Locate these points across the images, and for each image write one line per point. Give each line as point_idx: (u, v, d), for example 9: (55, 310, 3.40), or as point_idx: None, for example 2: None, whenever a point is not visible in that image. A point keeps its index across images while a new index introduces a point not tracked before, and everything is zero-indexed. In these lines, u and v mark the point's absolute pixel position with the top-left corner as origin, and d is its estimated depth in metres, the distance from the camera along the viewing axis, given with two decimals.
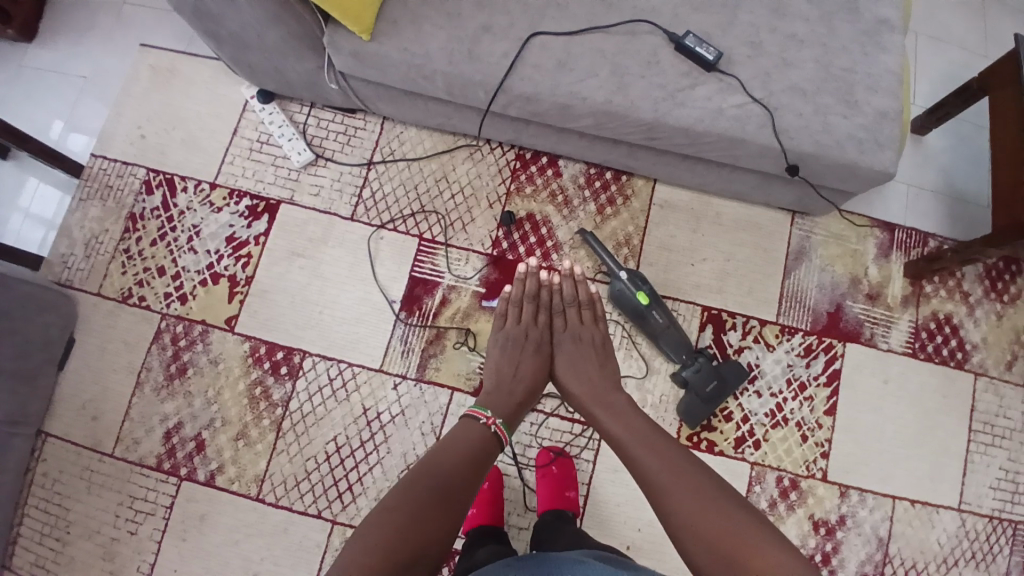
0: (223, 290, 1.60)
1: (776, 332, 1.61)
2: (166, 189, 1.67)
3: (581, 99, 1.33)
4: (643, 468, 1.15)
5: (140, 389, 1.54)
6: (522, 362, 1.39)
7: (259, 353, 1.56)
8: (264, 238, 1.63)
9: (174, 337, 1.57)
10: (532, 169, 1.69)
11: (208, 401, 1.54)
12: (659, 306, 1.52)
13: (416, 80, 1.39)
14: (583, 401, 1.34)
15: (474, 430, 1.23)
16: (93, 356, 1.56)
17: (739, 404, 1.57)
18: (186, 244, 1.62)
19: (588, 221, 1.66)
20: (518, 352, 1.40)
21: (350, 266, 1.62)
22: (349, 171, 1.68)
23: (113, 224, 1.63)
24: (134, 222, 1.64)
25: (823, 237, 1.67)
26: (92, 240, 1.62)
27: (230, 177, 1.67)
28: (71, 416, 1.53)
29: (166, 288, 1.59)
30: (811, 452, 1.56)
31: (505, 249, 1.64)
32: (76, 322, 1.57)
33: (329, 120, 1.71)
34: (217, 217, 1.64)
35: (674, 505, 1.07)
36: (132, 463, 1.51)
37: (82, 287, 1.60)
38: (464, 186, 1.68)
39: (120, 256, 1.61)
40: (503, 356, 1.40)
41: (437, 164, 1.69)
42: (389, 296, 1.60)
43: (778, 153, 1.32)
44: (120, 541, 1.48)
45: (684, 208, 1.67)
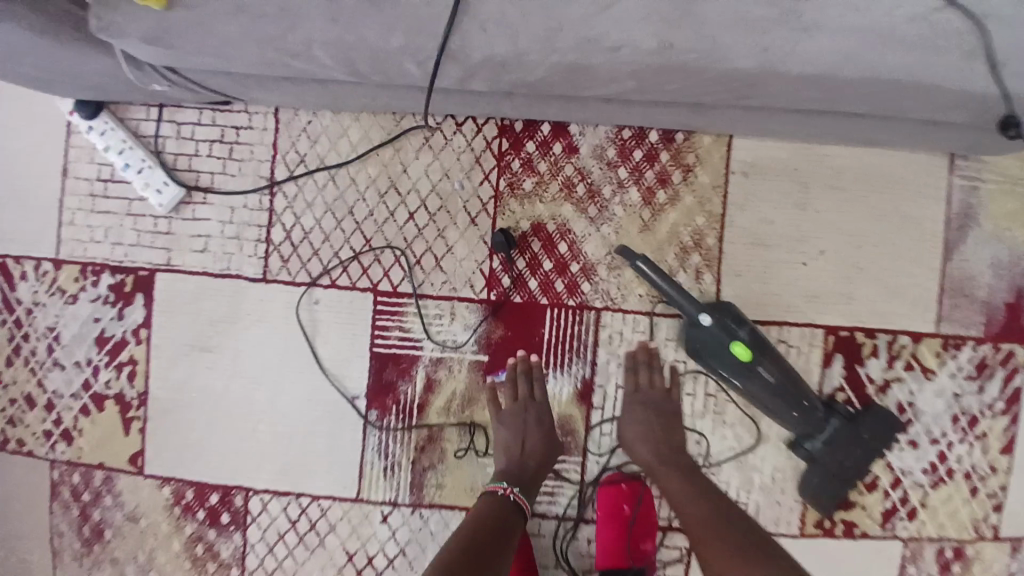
0: (115, 416, 1.09)
1: (937, 350, 1.07)
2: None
3: (608, 48, 0.67)
4: (709, 546, 0.82)
5: (59, 559, 1.13)
6: (531, 441, 0.99)
7: (186, 501, 1.09)
8: (147, 331, 1.07)
9: (76, 490, 1.11)
10: (527, 150, 1.04)
11: (142, 567, 1.12)
12: (766, 359, 0.95)
13: (287, 62, 0.73)
14: (651, 463, 0.96)
15: (495, 511, 0.90)
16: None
17: (887, 465, 1.07)
18: (49, 357, 1.10)
19: (631, 221, 1.03)
20: (526, 428, 0.99)
21: (278, 353, 1.06)
22: (244, 203, 1.06)
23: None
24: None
25: (997, 184, 1.05)
26: None
27: (75, 246, 1.09)
28: None
29: (44, 425, 1.11)
30: (981, 509, 1.07)
31: (507, 290, 1.05)
32: None
33: (194, 124, 1.07)
34: (77, 310, 1.09)
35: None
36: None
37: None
38: (425, 195, 1.06)
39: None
40: (506, 432, 0.99)
41: (376, 167, 1.06)
42: (349, 391, 1.06)
43: (995, 96, 0.68)
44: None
45: (780, 172, 1.05)
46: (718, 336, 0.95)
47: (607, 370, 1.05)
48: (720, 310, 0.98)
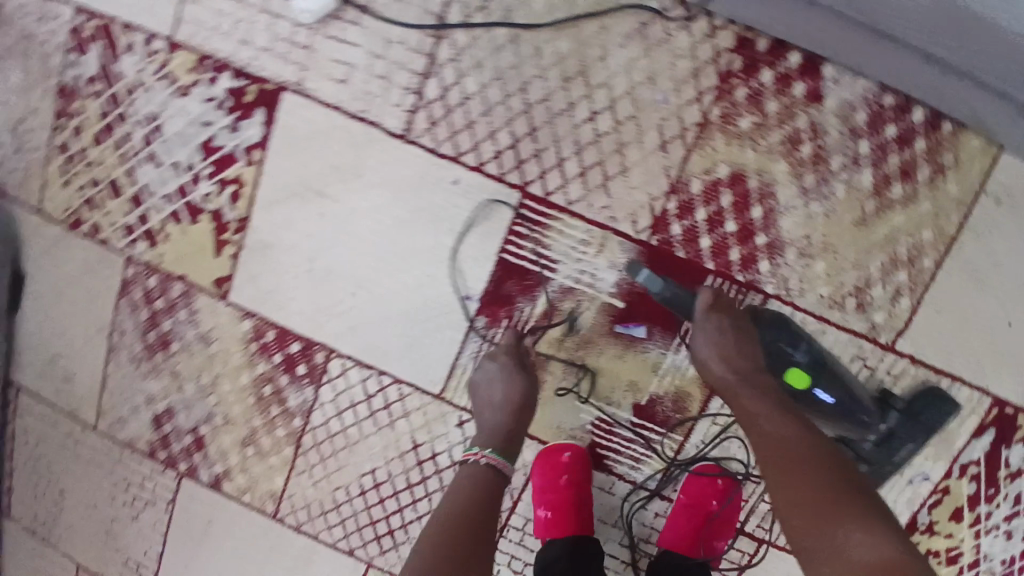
0: (206, 232, 0.99)
1: None
2: (99, 47, 0.97)
3: None
4: (790, 473, 0.68)
5: (115, 354, 1.08)
6: (508, 393, 0.88)
7: (264, 340, 1.03)
8: (261, 153, 0.94)
9: (146, 296, 1.04)
10: (761, 80, 0.84)
11: (202, 388, 1.06)
12: (824, 382, 0.82)
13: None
14: (722, 379, 0.78)
15: (475, 476, 0.82)
16: (51, 299, 1.10)
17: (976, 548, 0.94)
18: (144, 149, 0.98)
19: (849, 208, 0.86)
20: (496, 377, 0.90)
21: (399, 224, 0.95)
22: (404, 40, 0.89)
23: (41, 104, 1.01)
24: (65, 101, 1.00)
25: None
26: (18, 124, 1.03)
27: (193, 31, 0.93)
28: (41, 371, 1.14)
29: (126, 221, 1.01)
30: None
31: (672, 241, 0.90)
32: (20, 248, 1.08)
33: None
34: (184, 106, 0.95)
35: (842, 547, 0.61)
36: (122, 446, 1.13)
37: (18, 199, 1.06)
38: (616, 97, 0.88)
39: (56, 156, 1.02)
40: (479, 377, 0.91)
41: (570, 43, 0.87)
42: (463, 288, 0.96)
43: None
44: (119, 524, 1.19)
45: None
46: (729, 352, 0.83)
47: None
48: (764, 324, 0.84)
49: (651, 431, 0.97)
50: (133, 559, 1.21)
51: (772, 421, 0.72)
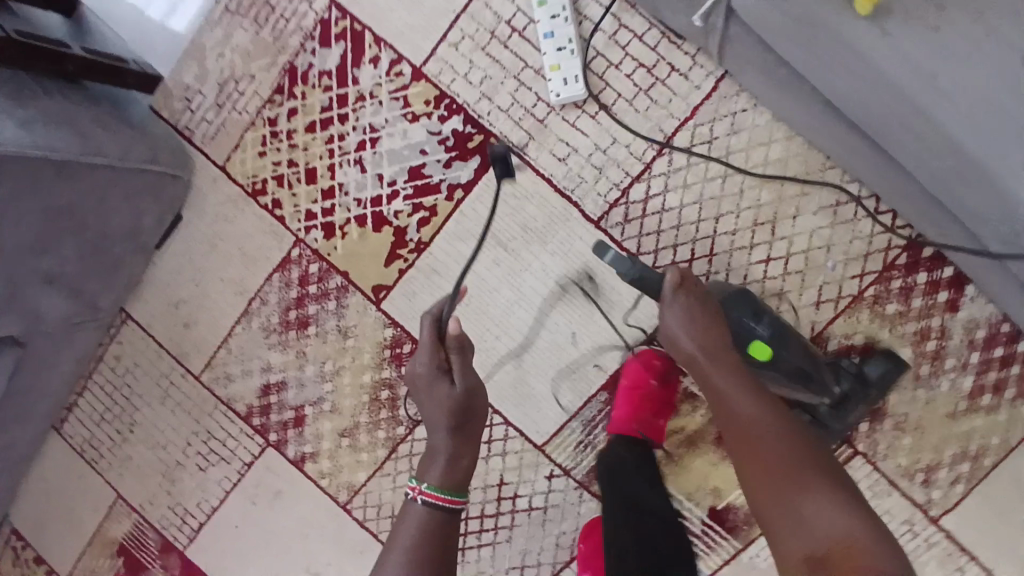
0: (385, 242, 1.07)
1: None
2: (344, 48, 1.03)
3: None
4: (756, 450, 0.75)
5: (248, 318, 1.14)
6: (472, 405, 0.84)
7: (399, 351, 1.10)
8: (461, 194, 1.03)
9: (302, 278, 1.10)
10: (916, 278, 0.97)
11: (321, 373, 1.13)
12: (790, 351, 0.88)
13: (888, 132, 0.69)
14: (687, 354, 0.81)
15: (422, 525, 0.79)
16: (201, 249, 1.13)
17: None
18: (354, 152, 1.05)
19: (946, 403, 1.01)
20: (436, 388, 0.84)
21: (563, 291, 1.04)
22: (628, 144, 0.98)
23: (264, 76, 1.07)
24: (291, 83, 1.06)
25: None
26: (232, 86, 1.08)
27: (441, 69, 1.00)
28: (160, 309, 1.17)
29: (310, 207, 1.08)
30: None
31: None
32: (187, 193, 1.12)
33: (635, 36, 0.95)
34: (407, 130, 1.03)
35: (800, 525, 0.69)
36: (220, 401, 1.18)
37: (206, 151, 1.11)
38: (794, 252, 0.98)
39: (263, 126, 1.08)
40: (425, 368, 0.84)
41: (771, 195, 0.97)
42: (597, 361, 1.05)
43: None
44: (182, 469, 1.22)
45: None
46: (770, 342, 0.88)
47: None
48: (730, 302, 0.89)
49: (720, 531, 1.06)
50: (183, 506, 1.24)
51: (737, 396, 0.78)
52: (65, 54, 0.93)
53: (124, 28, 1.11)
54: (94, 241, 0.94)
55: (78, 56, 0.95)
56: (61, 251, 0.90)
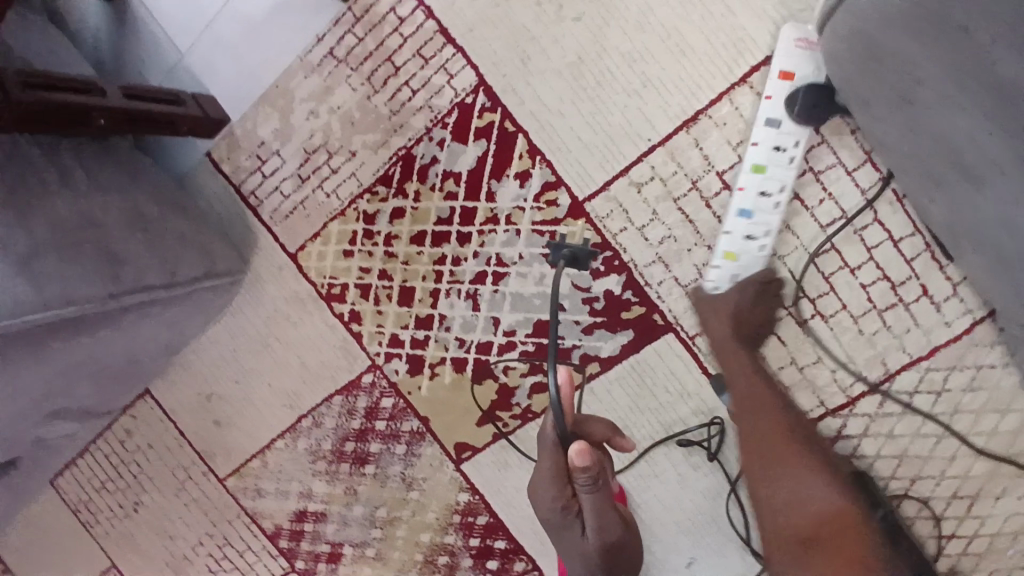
0: (482, 398, 0.84)
1: None
2: (485, 150, 0.76)
3: None
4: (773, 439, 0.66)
5: (295, 435, 0.93)
6: (618, 552, 0.64)
7: (471, 520, 0.89)
8: (596, 369, 0.80)
9: (369, 411, 0.89)
10: None
11: (371, 518, 0.93)
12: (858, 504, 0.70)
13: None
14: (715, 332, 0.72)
15: None
16: (250, 344, 0.91)
17: None
18: (468, 283, 0.81)
19: None
20: (576, 545, 0.64)
21: (694, 510, 0.82)
22: (835, 367, 0.74)
23: (370, 157, 0.80)
24: (404, 176, 0.79)
25: None
26: (318, 158, 0.81)
27: (610, 212, 0.75)
28: (191, 397, 0.95)
29: (397, 332, 0.85)
30: None
31: None
32: (243, 275, 0.87)
33: (889, 239, 0.70)
34: (546, 275, 0.78)
35: (802, 506, 0.63)
36: (245, 511, 0.98)
37: (275, 231, 0.85)
38: (980, 535, 0.72)
39: (355, 220, 0.83)
40: (557, 513, 0.63)
41: (985, 466, 0.71)
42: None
43: None
44: (187, 565, 1.01)
45: None
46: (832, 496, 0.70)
47: None
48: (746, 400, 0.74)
49: None
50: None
51: (753, 383, 0.69)
52: (96, 105, 0.64)
53: (181, 36, 0.80)
54: (109, 365, 0.71)
55: (116, 106, 0.66)
56: (78, 390, 0.70)
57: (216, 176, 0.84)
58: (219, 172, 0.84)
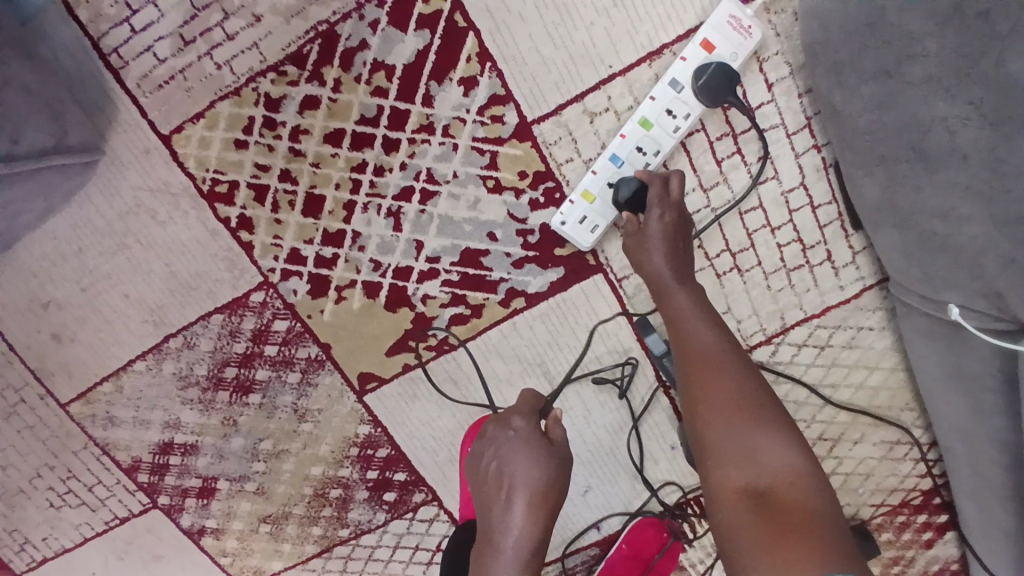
0: (394, 327, 0.77)
1: None
2: (427, 45, 0.68)
3: None
4: (713, 387, 0.64)
5: (160, 357, 0.79)
6: (548, 485, 0.70)
7: (370, 453, 0.84)
8: (521, 304, 0.76)
9: (257, 333, 0.77)
10: (917, 517, 0.88)
11: (253, 451, 0.84)
12: None
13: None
14: (657, 275, 0.68)
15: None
16: (103, 246, 0.74)
17: None
18: (390, 199, 0.72)
19: None
20: (525, 464, 0.70)
21: (595, 444, 0.84)
22: (740, 319, 0.79)
23: (278, 26, 0.67)
24: (323, 58, 0.68)
25: None
26: (214, 18, 0.67)
27: (559, 138, 0.70)
28: (19, 303, 0.76)
29: (298, 247, 0.74)
30: None
31: None
32: (102, 157, 0.70)
33: (809, 205, 0.74)
34: (480, 200, 0.72)
35: (748, 463, 0.60)
36: (94, 442, 0.83)
37: (142, 104, 0.69)
38: (839, 472, 0.87)
39: (253, 104, 0.69)
40: (516, 441, 0.71)
41: (849, 415, 0.84)
42: (600, 518, 0.87)
43: None
44: (13, 503, 0.85)
45: None
46: None
47: None
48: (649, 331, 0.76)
49: None
50: (21, 536, 0.86)
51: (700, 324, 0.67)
52: None
53: None
54: None
55: None
56: None
57: (69, 25, 0.66)
58: (73, 19, 0.66)
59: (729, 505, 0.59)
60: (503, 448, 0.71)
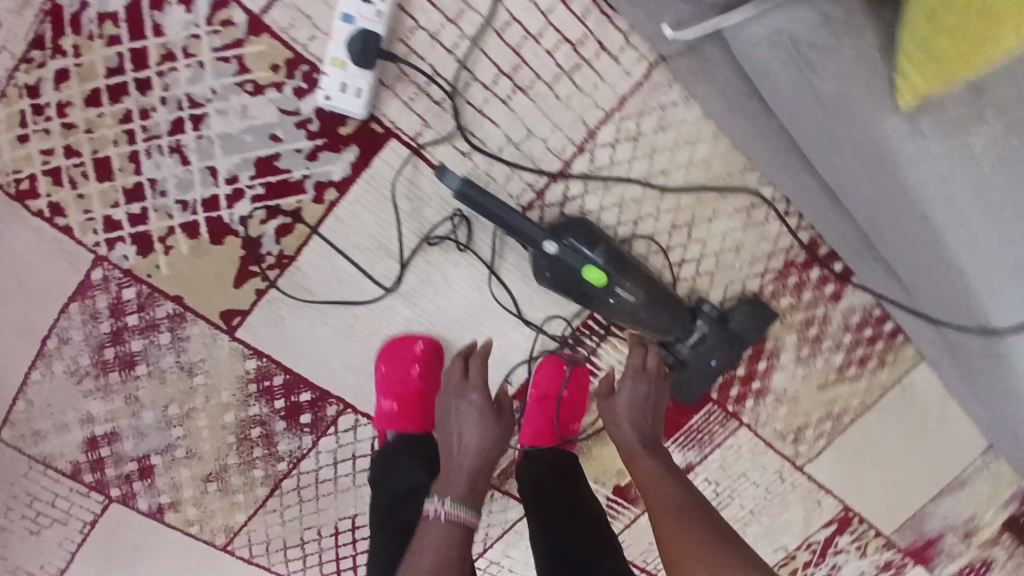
0: (229, 259, 0.80)
1: (880, 545, 1.22)
2: None
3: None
4: (655, 474, 0.77)
5: (43, 362, 0.84)
6: (495, 447, 0.76)
7: (268, 383, 0.89)
8: (335, 195, 0.78)
9: (113, 308, 0.81)
10: (807, 272, 0.97)
11: (165, 419, 0.89)
12: (598, 247, 0.80)
13: (882, 219, 0.67)
14: (624, 441, 0.82)
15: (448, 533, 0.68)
16: None
17: None
18: (167, 135, 0.75)
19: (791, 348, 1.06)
20: (471, 422, 0.76)
21: (469, 304, 0.87)
22: (545, 137, 0.81)
23: (8, 18, 0.71)
24: (57, 32, 0.71)
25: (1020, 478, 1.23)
26: None
27: (292, 21, 0.72)
28: None
29: (109, 213, 0.77)
30: None
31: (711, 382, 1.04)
32: None
33: (559, 2, 0.76)
34: (248, 106, 0.74)
35: (697, 538, 0.68)
36: (27, 461, 0.89)
37: None
38: (707, 253, 0.93)
39: (18, 98, 0.73)
40: (469, 410, 0.76)
41: (692, 196, 0.88)
42: (507, 373, 0.93)
43: None
44: None
45: (926, 407, 1.14)
46: (571, 258, 0.78)
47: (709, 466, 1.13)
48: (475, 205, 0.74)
49: (616, 507, 1.07)
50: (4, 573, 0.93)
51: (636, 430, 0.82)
52: None
53: None
54: None
55: None
56: None
57: None
58: None
59: (676, 550, 0.68)
60: (454, 416, 0.76)
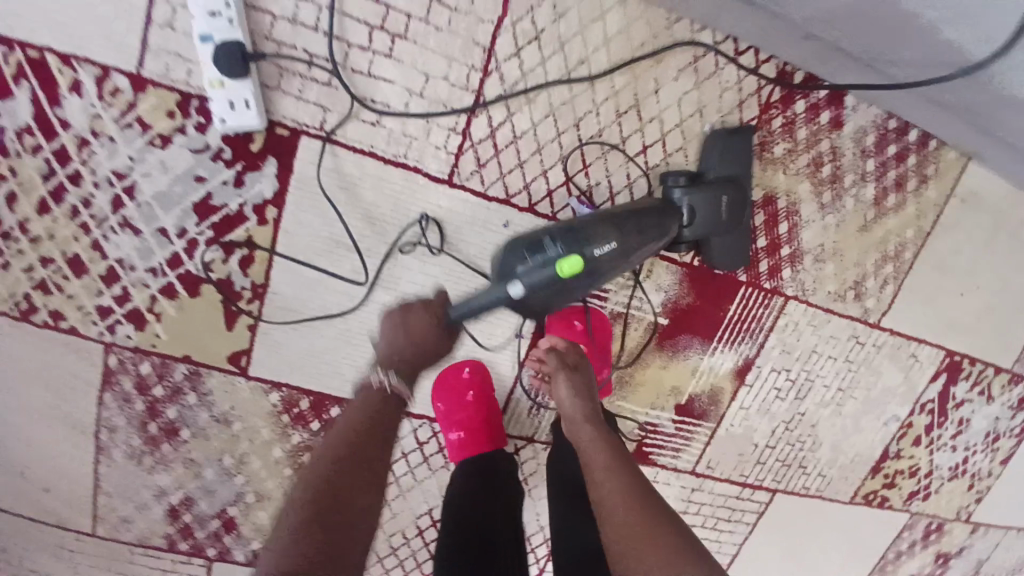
0: (209, 305, 0.85)
1: (1004, 382, 1.16)
2: (32, 90, 0.76)
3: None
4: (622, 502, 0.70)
5: (102, 456, 0.92)
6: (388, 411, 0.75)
7: (298, 409, 0.92)
8: (274, 212, 0.82)
9: (139, 385, 0.88)
10: (789, 108, 0.90)
11: (224, 471, 0.94)
12: (553, 244, 0.73)
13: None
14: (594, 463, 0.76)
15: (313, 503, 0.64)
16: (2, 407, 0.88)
17: (931, 459, 1.18)
18: (113, 215, 0.81)
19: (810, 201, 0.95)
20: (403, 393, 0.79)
21: (448, 270, 0.89)
22: (446, 75, 0.81)
23: None
24: None
25: None
26: None
27: (170, 67, 0.77)
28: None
29: (99, 302, 0.84)
30: (968, 500, 1.23)
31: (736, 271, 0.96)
32: None
33: None
34: (165, 160, 0.79)
35: None
36: (127, 546, 0.97)
37: None
38: (666, 128, 0.88)
39: None
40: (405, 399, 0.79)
41: (623, 76, 0.85)
42: (518, 327, 0.94)
43: None
44: None
45: (990, 207, 1.01)
46: (540, 276, 0.73)
47: (769, 355, 1.03)
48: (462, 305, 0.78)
49: (688, 425, 1.06)
50: None
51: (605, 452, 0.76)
52: None
53: None
54: None
55: None
56: None
57: None
58: None
59: None
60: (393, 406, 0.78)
